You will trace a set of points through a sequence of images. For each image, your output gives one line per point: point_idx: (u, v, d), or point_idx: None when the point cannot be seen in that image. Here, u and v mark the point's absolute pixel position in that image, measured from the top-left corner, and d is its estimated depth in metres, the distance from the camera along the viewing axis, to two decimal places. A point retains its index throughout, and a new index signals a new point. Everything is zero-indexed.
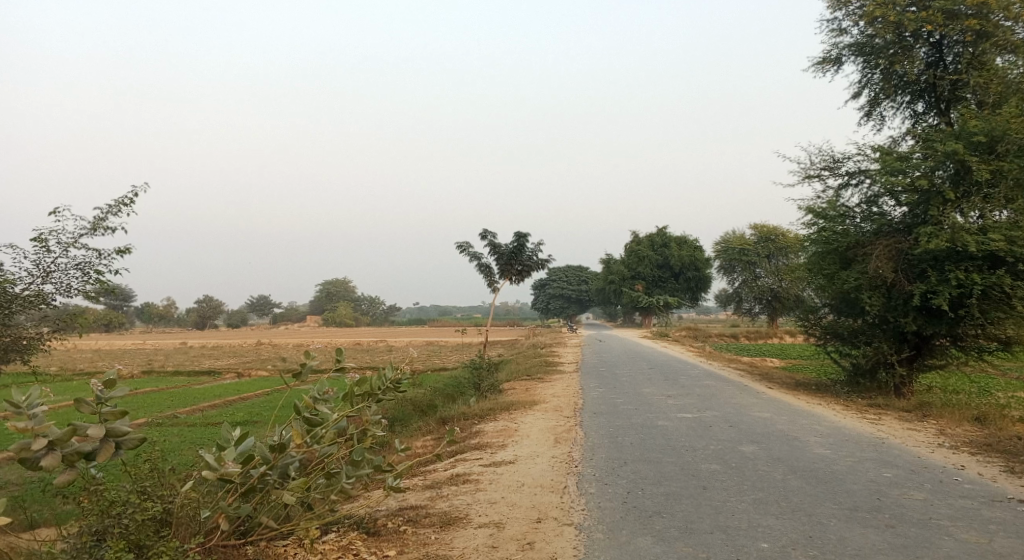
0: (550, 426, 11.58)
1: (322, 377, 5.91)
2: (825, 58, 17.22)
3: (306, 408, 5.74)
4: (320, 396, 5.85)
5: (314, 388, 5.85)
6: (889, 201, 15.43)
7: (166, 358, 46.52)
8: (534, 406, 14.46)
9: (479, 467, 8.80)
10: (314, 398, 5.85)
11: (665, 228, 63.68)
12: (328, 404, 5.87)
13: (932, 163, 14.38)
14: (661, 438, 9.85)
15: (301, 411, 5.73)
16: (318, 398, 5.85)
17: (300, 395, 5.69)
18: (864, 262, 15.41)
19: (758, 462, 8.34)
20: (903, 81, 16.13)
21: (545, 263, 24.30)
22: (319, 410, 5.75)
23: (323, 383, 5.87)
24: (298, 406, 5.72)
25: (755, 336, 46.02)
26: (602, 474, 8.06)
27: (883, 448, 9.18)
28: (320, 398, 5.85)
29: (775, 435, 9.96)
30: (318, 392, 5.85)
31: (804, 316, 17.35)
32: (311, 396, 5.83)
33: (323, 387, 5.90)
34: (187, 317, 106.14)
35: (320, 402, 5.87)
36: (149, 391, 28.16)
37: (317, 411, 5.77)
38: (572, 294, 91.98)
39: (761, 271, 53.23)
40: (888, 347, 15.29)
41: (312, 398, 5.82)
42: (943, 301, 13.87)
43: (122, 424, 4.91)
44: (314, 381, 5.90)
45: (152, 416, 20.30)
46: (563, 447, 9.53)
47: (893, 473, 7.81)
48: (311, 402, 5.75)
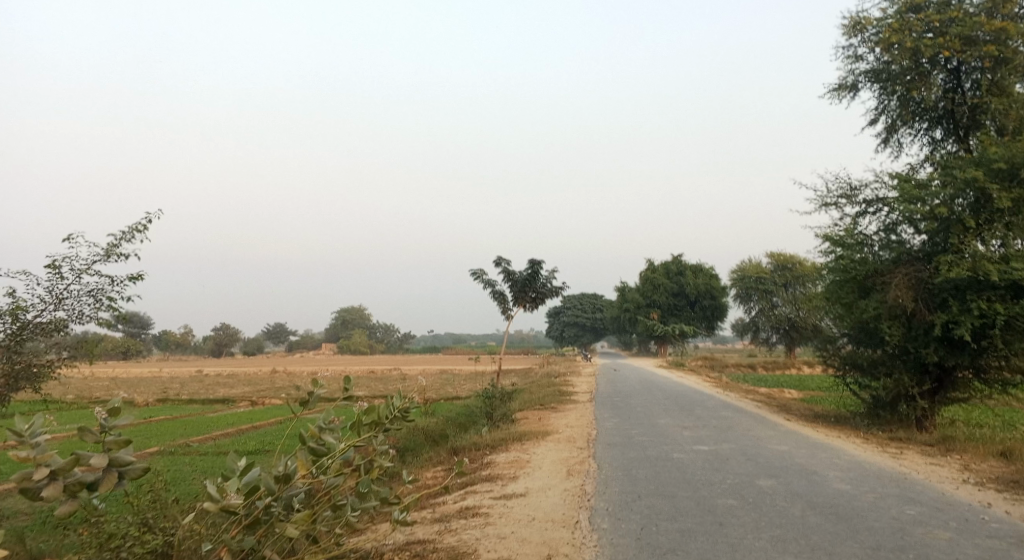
0: (563, 457, 11.38)
1: (329, 405, 5.72)
2: (842, 84, 17.18)
3: (312, 438, 5.55)
4: (327, 425, 5.66)
5: (321, 417, 5.66)
6: (908, 230, 15.23)
7: (181, 386, 46.60)
8: (547, 437, 14.25)
9: (489, 500, 8.63)
10: (320, 427, 5.65)
11: (680, 256, 63.44)
12: (335, 433, 5.67)
13: (952, 191, 14.13)
14: (676, 471, 9.63)
15: (306, 441, 5.55)
16: (324, 427, 5.64)
17: (306, 424, 5.51)
18: (883, 291, 15.17)
19: (776, 497, 8.11)
20: (921, 107, 16.02)
21: (560, 291, 24.16)
22: (324, 439, 5.56)
23: (329, 412, 5.68)
24: (304, 435, 5.53)
25: (773, 366, 45.53)
26: (615, 508, 7.87)
27: (905, 483, 8.93)
28: (326, 427, 5.65)
29: (793, 469, 9.72)
30: (325, 420, 5.65)
31: (822, 346, 17.09)
32: (317, 424, 5.63)
33: (330, 416, 5.70)
34: (203, 345, 106.59)
35: (327, 431, 5.66)
36: (162, 419, 28.13)
37: (324, 440, 5.58)
38: (587, 323, 91.61)
39: (778, 301, 52.83)
40: (908, 379, 14.99)
41: (318, 427, 5.62)
42: (965, 332, 13.60)
43: (126, 453, 4.77)
44: (321, 409, 5.71)
45: (164, 445, 20.23)
46: (576, 480, 9.33)
47: (917, 510, 7.57)
48: (317, 431, 5.56)
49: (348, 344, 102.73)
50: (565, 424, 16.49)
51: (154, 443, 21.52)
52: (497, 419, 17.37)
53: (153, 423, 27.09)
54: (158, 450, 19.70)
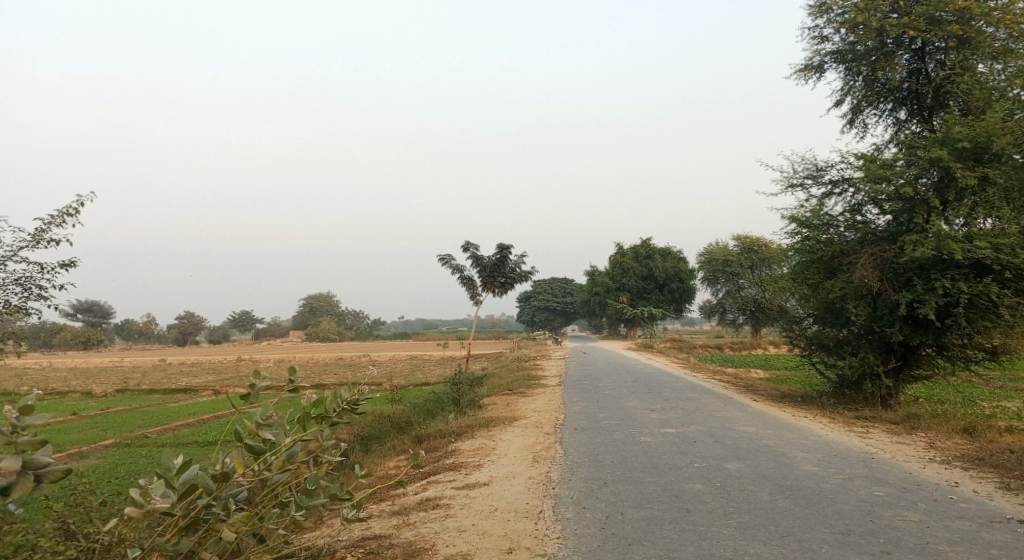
0: (529, 444, 11.12)
1: (268, 399, 5.46)
2: (807, 65, 17.05)
3: (248, 436, 5.31)
4: (265, 420, 5.42)
5: (258, 413, 5.42)
6: (873, 210, 15.19)
7: (142, 376, 45.57)
8: (514, 422, 14.02)
9: (452, 490, 8.37)
10: (258, 423, 5.41)
11: (649, 239, 63.45)
12: (273, 430, 5.46)
13: (916, 170, 14.13)
14: (643, 455, 9.44)
15: (243, 438, 5.31)
16: (261, 423, 5.41)
17: (243, 422, 5.27)
18: (848, 271, 15.11)
19: (744, 480, 7.94)
20: (886, 88, 15.91)
21: (528, 275, 23.90)
22: (261, 437, 5.32)
23: (268, 407, 5.43)
24: (239, 433, 5.29)
25: (740, 347, 45.78)
26: (580, 496, 7.65)
27: (873, 464, 8.81)
28: (264, 423, 5.42)
29: (761, 451, 9.59)
30: (262, 416, 5.42)
31: (789, 327, 17.03)
32: (254, 420, 5.37)
33: (268, 411, 5.46)
34: (168, 334, 104.60)
35: (265, 427, 5.44)
36: (121, 410, 27.42)
37: (261, 438, 5.34)
38: (557, 307, 91.49)
39: (745, 283, 53.11)
40: (874, 358, 14.97)
41: (255, 424, 5.38)
42: (929, 310, 13.59)
43: (44, 454, 4.56)
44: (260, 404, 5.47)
45: (122, 438, 19.70)
46: (541, 467, 9.10)
47: (885, 491, 7.44)
48: (253, 428, 5.32)
49: (315, 331, 101.43)
50: (533, 408, 16.26)
51: (111, 435, 20.91)
52: (464, 405, 17.11)
53: (112, 415, 26.41)
54: (116, 442, 19.19)
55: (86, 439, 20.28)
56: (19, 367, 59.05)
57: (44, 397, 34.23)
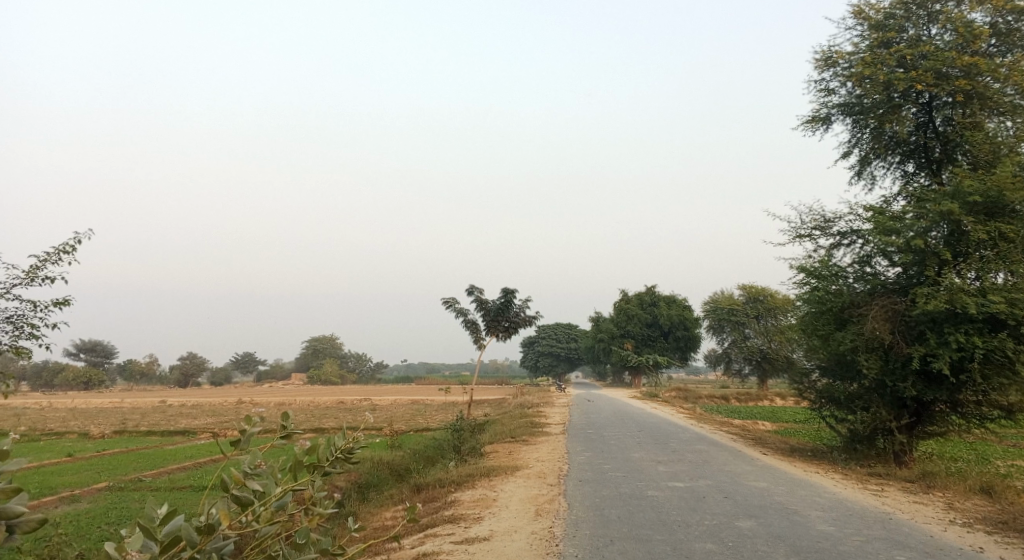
0: (532, 496, 10.74)
1: (258, 447, 5.19)
2: (814, 117, 17.00)
3: (235, 485, 5.03)
4: (252, 469, 5.16)
5: (247, 461, 5.15)
6: (882, 261, 14.97)
7: (142, 417, 45.09)
8: (517, 472, 13.63)
9: (450, 544, 8.02)
10: (245, 472, 5.14)
11: (653, 286, 63.20)
12: (262, 479, 5.18)
13: (926, 223, 13.92)
14: (651, 511, 9.07)
15: (229, 488, 5.03)
16: (249, 472, 5.15)
17: (229, 470, 5.01)
18: (859, 323, 14.83)
19: (756, 541, 7.57)
20: (893, 141, 15.81)
21: (532, 320, 23.64)
22: (249, 487, 5.05)
23: (256, 456, 5.15)
24: (226, 482, 5.02)
25: (746, 397, 45.12)
26: (585, 555, 7.29)
27: (892, 525, 8.44)
28: (252, 471, 5.16)
29: (774, 508, 9.21)
30: (250, 465, 5.16)
31: (797, 379, 16.67)
32: (241, 469, 5.11)
33: (256, 459, 5.19)
34: (169, 374, 103.93)
35: (252, 476, 5.18)
36: (116, 452, 26.95)
37: (248, 488, 5.07)
38: (561, 353, 90.89)
39: (751, 332, 52.63)
40: (886, 412, 14.59)
41: (242, 473, 5.11)
42: (944, 365, 13.26)
43: (17, 503, 4.29)
44: (248, 451, 5.20)
45: (115, 480, 19.26)
46: (544, 521, 8.74)
47: (907, 557, 7.07)
48: (241, 477, 5.05)
49: (318, 374, 100.94)
50: (536, 458, 15.85)
51: (105, 478, 20.49)
52: (464, 452, 16.70)
53: (107, 456, 25.96)
54: (109, 485, 18.79)
55: (79, 481, 19.87)
56: (17, 405, 58.59)
57: (40, 437, 33.75)
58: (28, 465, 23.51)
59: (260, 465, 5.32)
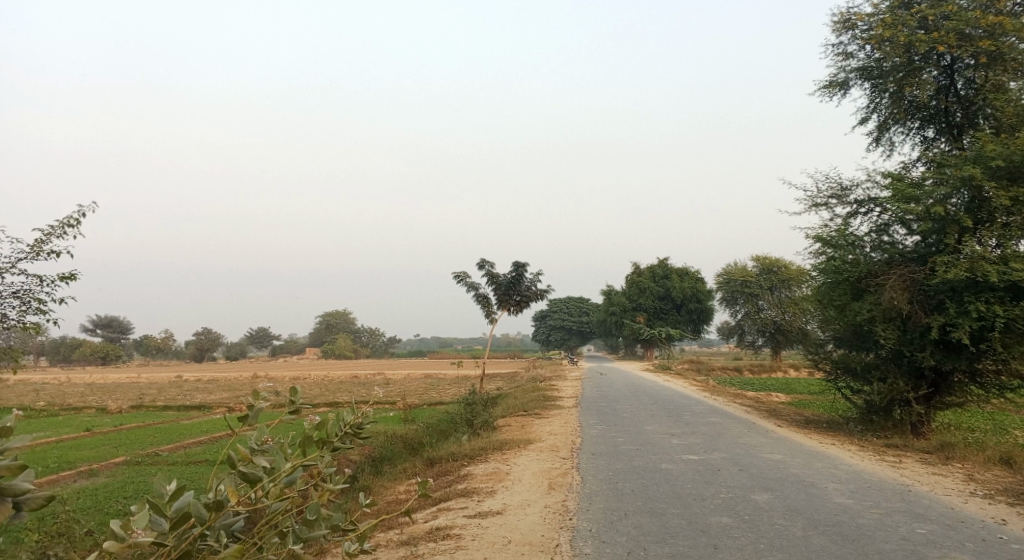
0: (544, 469, 10.67)
1: (266, 422, 5.10)
2: (832, 82, 16.64)
3: (242, 462, 4.95)
4: (259, 446, 5.09)
5: (254, 437, 5.05)
6: (901, 230, 14.72)
7: (158, 392, 45.48)
8: (529, 445, 13.59)
9: (464, 518, 7.97)
10: (252, 449, 5.06)
11: (666, 259, 62.91)
12: (271, 455, 5.10)
13: (947, 190, 13.65)
14: (666, 484, 8.97)
15: (237, 465, 4.96)
16: (256, 449, 5.08)
17: (236, 447, 4.94)
18: (876, 292, 14.59)
19: (773, 514, 7.47)
20: (914, 105, 15.47)
21: (544, 294, 23.52)
22: (257, 464, 4.97)
23: (264, 431, 5.06)
24: (233, 459, 4.95)
25: (759, 369, 44.93)
26: (600, 528, 7.20)
27: (911, 497, 8.32)
28: (258, 448, 5.08)
29: (790, 481, 9.11)
30: (256, 441, 5.08)
31: (813, 350, 16.49)
32: (247, 446, 5.04)
33: (263, 435, 5.12)
34: (185, 350, 104.82)
35: (259, 453, 5.11)
36: (133, 427, 27.16)
37: (256, 465, 4.99)
38: (573, 326, 90.87)
39: (764, 304, 52.30)
40: (903, 383, 14.41)
41: (248, 449, 5.03)
42: (963, 335, 13.04)
43: (23, 480, 4.21)
44: (255, 427, 5.10)
45: (132, 455, 19.40)
46: (558, 495, 8.66)
47: (928, 529, 6.95)
48: (247, 454, 4.97)
49: (332, 349, 101.61)
50: (549, 431, 15.81)
51: (122, 452, 20.65)
52: (477, 425, 16.66)
53: (124, 431, 26.19)
54: (125, 460, 18.94)
55: (96, 456, 20.02)
56: (36, 382, 59.53)
57: (58, 412, 34.13)
58: (47, 441, 23.75)
59: (268, 441, 5.23)
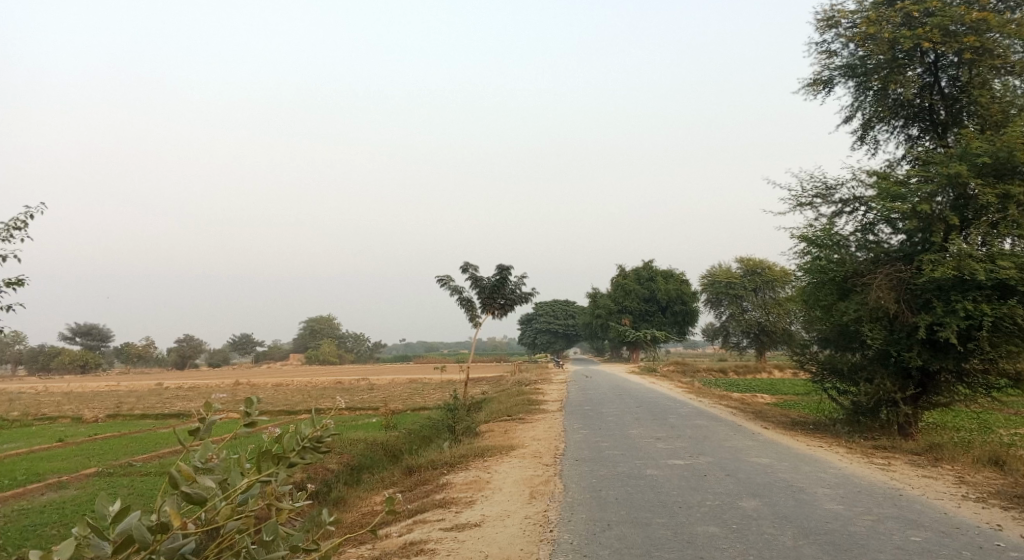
0: (526, 477, 10.32)
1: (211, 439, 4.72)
2: (816, 80, 16.42)
3: (184, 482, 4.62)
4: (204, 464, 4.77)
5: (198, 455, 4.69)
6: (886, 229, 14.51)
7: (138, 400, 44.68)
8: (512, 452, 13.22)
9: (440, 532, 7.60)
10: (196, 467, 4.75)
11: (650, 261, 62.78)
12: (218, 475, 4.73)
13: (932, 188, 13.45)
14: (651, 492, 8.64)
15: (179, 485, 4.62)
16: (200, 467, 4.75)
17: (178, 466, 4.61)
18: (863, 292, 14.35)
19: (762, 522, 7.16)
20: (898, 103, 15.27)
21: (529, 297, 23.19)
22: (200, 484, 4.65)
23: (208, 449, 4.69)
24: (175, 478, 4.62)
25: (744, 370, 44.74)
26: (581, 541, 6.85)
27: (902, 502, 8.03)
28: (202, 466, 4.75)
29: (778, 486, 8.80)
30: (200, 459, 4.76)
31: (798, 351, 16.24)
32: (192, 464, 4.72)
33: (208, 452, 4.80)
34: (168, 357, 103.59)
35: (203, 471, 4.78)
36: (109, 436, 26.51)
37: (199, 485, 4.68)
38: (559, 329, 90.53)
39: (749, 305, 52.11)
40: (891, 383, 14.17)
41: (191, 468, 4.71)
42: (951, 334, 12.82)
43: None
44: (199, 443, 4.74)
45: (105, 466, 18.85)
46: (538, 505, 8.32)
47: (922, 537, 6.64)
48: (190, 473, 4.64)
49: (316, 354, 100.74)
50: (532, 436, 15.46)
51: (95, 463, 20.12)
52: (459, 432, 16.30)
53: (99, 440, 25.64)
54: (98, 471, 18.39)
55: (68, 467, 19.50)
56: (12, 390, 58.41)
57: (33, 422, 33.37)
58: (19, 452, 23.13)
59: (216, 458, 4.86)
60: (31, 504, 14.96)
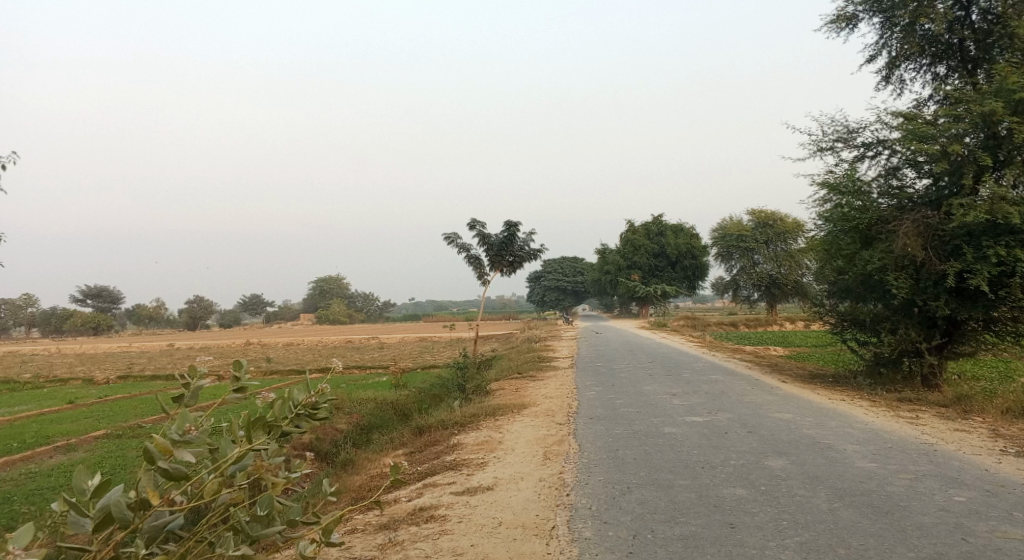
0: (539, 436, 9.93)
1: (188, 410, 4.30)
2: (839, 16, 15.62)
3: (162, 457, 4.16)
4: (182, 437, 4.28)
5: (174, 426, 4.24)
6: (910, 173, 13.87)
7: (149, 362, 44.78)
8: (524, 410, 12.86)
9: (450, 496, 7.21)
10: (173, 441, 4.26)
11: (660, 216, 61.96)
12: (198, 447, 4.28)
13: (962, 128, 12.76)
14: (671, 451, 8.22)
15: (156, 460, 4.15)
16: (178, 441, 4.26)
17: (155, 439, 4.14)
18: (888, 239, 13.76)
19: (793, 483, 6.75)
20: (926, 39, 14.52)
21: (538, 253, 22.70)
22: (180, 459, 4.18)
23: (186, 419, 4.27)
24: (151, 453, 4.14)
25: (755, 323, 44.35)
26: (601, 506, 6.45)
27: (939, 458, 7.60)
28: (181, 440, 4.27)
29: (804, 443, 8.38)
30: (178, 431, 4.28)
31: (816, 302, 15.71)
32: (168, 437, 4.24)
33: (185, 424, 4.33)
34: (179, 319, 104.15)
35: (182, 445, 4.30)
36: (119, 398, 26.38)
37: (179, 460, 4.20)
38: (568, 286, 90.10)
39: (760, 258, 51.09)
40: (916, 334, 13.66)
41: (169, 441, 4.22)
42: (982, 281, 12.26)
43: None
44: (177, 413, 4.31)
45: (113, 428, 18.64)
46: (553, 467, 7.93)
47: (968, 497, 6.21)
48: (168, 447, 4.16)
49: (326, 314, 101.61)
50: (544, 394, 15.10)
51: (104, 425, 19.88)
52: (469, 391, 15.92)
53: (110, 403, 25.51)
54: (106, 433, 18.19)
55: (77, 429, 19.28)
56: (26, 353, 58.83)
57: (45, 384, 33.41)
58: (30, 415, 23.01)
59: (196, 429, 4.40)
60: (38, 468, 14.72)
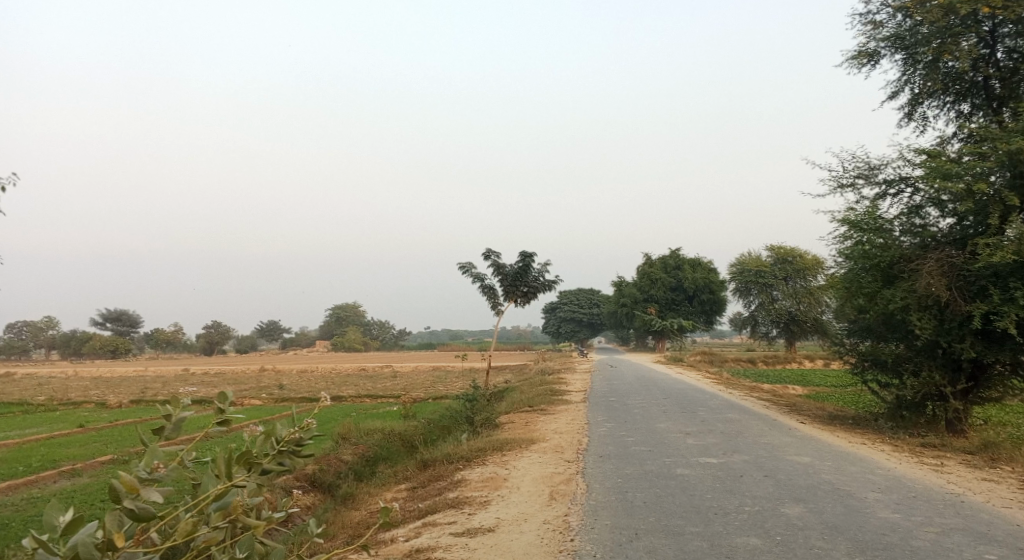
0: (546, 474, 9.60)
1: (157, 445, 4.08)
2: (860, 52, 15.40)
3: (127, 496, 3.93)
4: (150, 474, 4.06)
5: (142, 463, 4.02)
6: (934, 212, 13.53)
7: (163, 386, 44.72)
8: (533, 446, 12.53)
9: (449, 537, 6.90)
10: (142, 478, 4.04)
11: (678, 250, 61.52)
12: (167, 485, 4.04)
13: (988, 165, 12.43)
14: (683, 495, 7.87)
15: (122, 499, 3.93)
16: (146, 478, 4.05)
17: (120, 476, 3.91)
18: (911, 278, 13.38)
19: (811, 533, 6.37)
20: (950, 77, 14.27)
21: (553, 284, 22.45)
22: (147, 498, 3.94)
23: (154, 455, 4.05)
24: (117, 491, 3.93)
25: (774, 360, 43.65)
26: (605, 555, 6.10)
27: (966, 511, 7.19)
28: (148, 477, 4.06)
29: (823, 490, 7.99)
30: (147, 468, 4.06)
31: (835, 341, 15.30)
32: (136, 475, 4.02)
33: (155, 461, 4.10)
34: (196, 343, 104.59)
35: (151, 483, 4.09)
36: (130, 423, 26.27)
37: (147, 499, 3.96)
38: (583, 319, 89.58)
39: (778, 294, 50.52)
40: (940, 376, 13.22)
41: (137, 479, 4.01)
42: (1010, 324, 11.85)
43: None
44: (145, 450, 4.09)
45: (120, 453, 18.46)
46: (558, 508, 7.60)
47: (999, 556, 5.82)
48: (134, 485, 3.94)
49: (342, 341, 101.80)
50: (554, 429, 14.77)
51: (111, 450, 19.71)
52: (478, 423, 15.61)
53: (121, 426, 25.41)
54: (113, 459, 18.01)
55: (84, 454, 19.11)
56: (46, 374, 59.18)
57: (58, 406, 33.41)
58: (39, 437, 22.91)
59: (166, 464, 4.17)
60: (41, 492, 14.53)
